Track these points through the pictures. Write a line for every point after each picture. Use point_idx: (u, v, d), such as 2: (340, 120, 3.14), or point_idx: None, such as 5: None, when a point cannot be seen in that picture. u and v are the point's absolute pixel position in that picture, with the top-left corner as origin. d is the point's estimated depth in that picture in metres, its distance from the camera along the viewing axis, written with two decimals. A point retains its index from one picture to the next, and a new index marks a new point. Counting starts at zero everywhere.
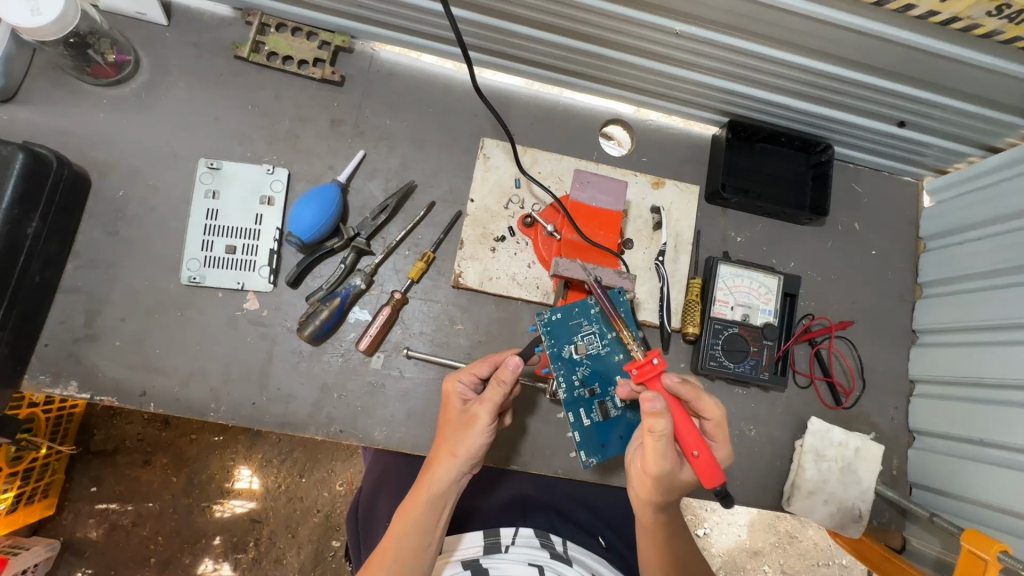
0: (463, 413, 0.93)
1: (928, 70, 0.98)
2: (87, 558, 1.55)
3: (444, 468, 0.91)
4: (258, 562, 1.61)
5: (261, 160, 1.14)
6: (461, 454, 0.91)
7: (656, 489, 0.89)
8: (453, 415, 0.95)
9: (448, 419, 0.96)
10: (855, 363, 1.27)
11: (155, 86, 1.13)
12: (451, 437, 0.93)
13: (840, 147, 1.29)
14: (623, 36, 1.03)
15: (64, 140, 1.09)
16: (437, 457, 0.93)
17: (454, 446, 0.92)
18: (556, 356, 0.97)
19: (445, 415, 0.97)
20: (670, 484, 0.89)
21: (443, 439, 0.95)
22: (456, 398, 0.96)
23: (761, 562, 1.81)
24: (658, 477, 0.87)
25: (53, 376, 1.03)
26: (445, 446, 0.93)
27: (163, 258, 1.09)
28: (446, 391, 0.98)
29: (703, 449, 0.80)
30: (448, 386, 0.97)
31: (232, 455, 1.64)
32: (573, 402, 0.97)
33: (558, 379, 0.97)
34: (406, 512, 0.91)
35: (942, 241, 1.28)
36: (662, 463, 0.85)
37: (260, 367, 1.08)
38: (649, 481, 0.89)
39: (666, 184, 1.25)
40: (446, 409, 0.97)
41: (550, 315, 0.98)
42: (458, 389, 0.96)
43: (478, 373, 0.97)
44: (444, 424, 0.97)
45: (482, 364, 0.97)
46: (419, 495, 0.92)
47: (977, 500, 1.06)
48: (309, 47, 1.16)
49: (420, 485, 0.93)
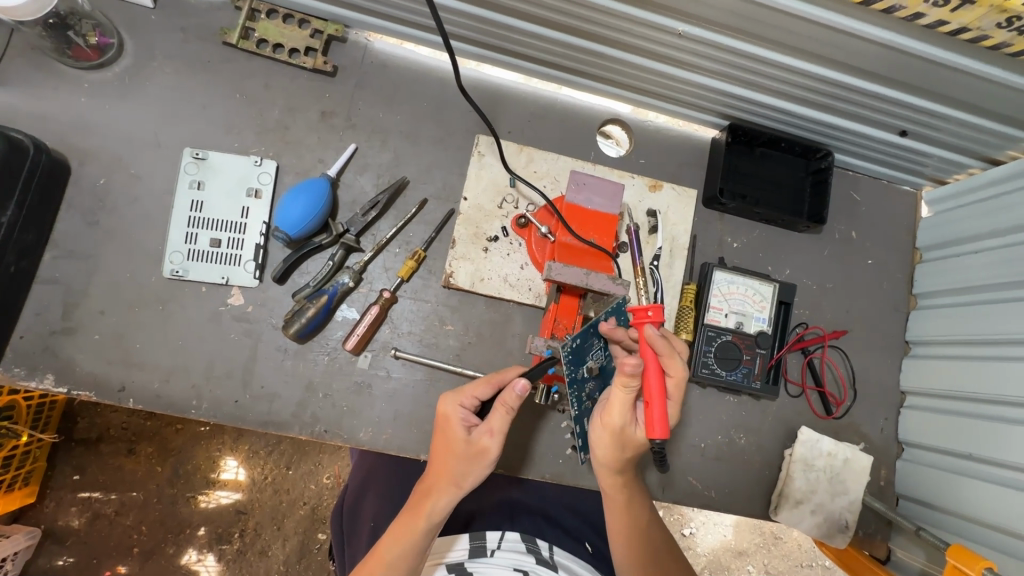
0: (468, 442, 0.89)
1: (933, 80, 0.96)
2: (69, 547, 1.53)
3: (447, 498, 0.89)
4: (242, 553, 1.59)
5: (249, 151, 1.11)
6: (468, 486, 0.89)
7: (614, 445, 0.90)
8: (455, 442, 0.90)
9: (448, 444, 0.91)
10: (847, 373, 1.27)
11: (139, 71, 1.09)
12: (454, 468, 0.89)
13: (840, 154, 1.28)
14: (624, 35, 1.00)
15: (43, 125, 1.05)
16: (439, 487, 0.90)
17: (459, 477, 0.90)
18: (575, 379, 0.91)
19: (443, 439, 0.92)
20: (628, 439, 0.89)
21: (444, 465, 0.91)
22: (459, 424, 0.90)
23: (745, 562, 1.81)
24: (615, 430, 0.87)
25: (28, 369, 1.00)
26: (448, 475, 0.90)
27: (145, 250, 1.06)
28: (447, 416, 0.92)
29: (657, 404, 0.77)
30: (450, 411, 0.92)
31: (218, 446, 1.62)
32: (583, 417, 0.94)
33: (571, 399, 0.92)
34: (398, 535, 0.88)
35: (938, 253, 1.27)
36: (621, 413, 0.86)
37: (244, 365, 1.05)
38: (608, 435, 0.89)
39: (663, 188, 1.23)
40: (444, 433, 0.92)
41: (573, 340, 0.89)
42: (461, 415, 0.91)
43: (480, 396, 0.93)
44: (442, 448, 0.92)
45: (485, 386, 0.93)
46: (418, 523, 0.88)
47: (964, 515, 1.06)
48: (300, 35, 1.12)
49: (418, 512, 0.89)
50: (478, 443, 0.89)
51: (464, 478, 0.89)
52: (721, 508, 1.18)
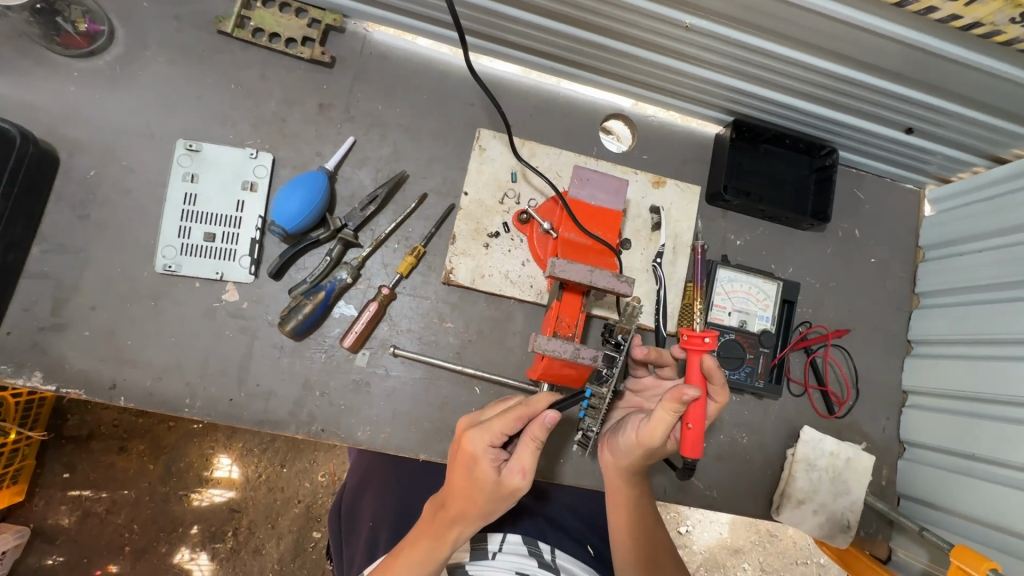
0: (499, 482, 0.82)
1: (942, 76, 0.94)
2: (58, 546, 1.50)
3: (472, 528, 0.86)
4: (236, 552, 1.57)
5: (244, 143, 1.08)
6: (493, 517, 0.86)
7: (640, 456, 0.89)
8: (484, 482, 0.82)
9: (474, 482, 0.83)
10: (849, 372, 1.26)
11: (130, 60, 1.06)
12: (483, 505, 0.83)
13: (844, 151, 1.26)
14: (629, 27, 0.98)
15: (31, 114, 1.02)
16: (464, 521, 0.85)
17: (487, 512, 0.85)
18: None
19: (467, 476, 0.83)
20: (655, 453, 0.88)
21: (469, 504, 0.84)
22: (488, 465, 0.82)
23: (741, 559, 1.81)
24: (649, 447, 0.86)
25: (15, 366, 0.97)
26: (474, 511, 0.84)
27: (137, 244, 1.03)
28: (474, 454, 0.82)
29: (698, 426, 0.81)
30: (477, 450, 0.82)
31: (212, 443, 1.59)
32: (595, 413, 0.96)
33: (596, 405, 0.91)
34: (417, 563, 0.85)
35: (941, 252, 1.27)
36: (662, 437, 0.84)
37: (239, 362, 1.03)
38: (641, 450, 0.87)
39: (667, 184, 1.21)
40: (469, 470, 0.83)
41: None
42: (489, 453, 0.82)
43: (508, 431, 0.83)
44: (466, 486, 0.84)
45: (515, 422, 0.82)
46: (440, 553, 0.86)
47: (967, 515, 1.06)
48: (297, 24, 1.09)
49: (440, 542, 0.86)
50: (510, 484, 0.82)
51: (491, 512, 0.85)
52: (723, 508, 1.17)
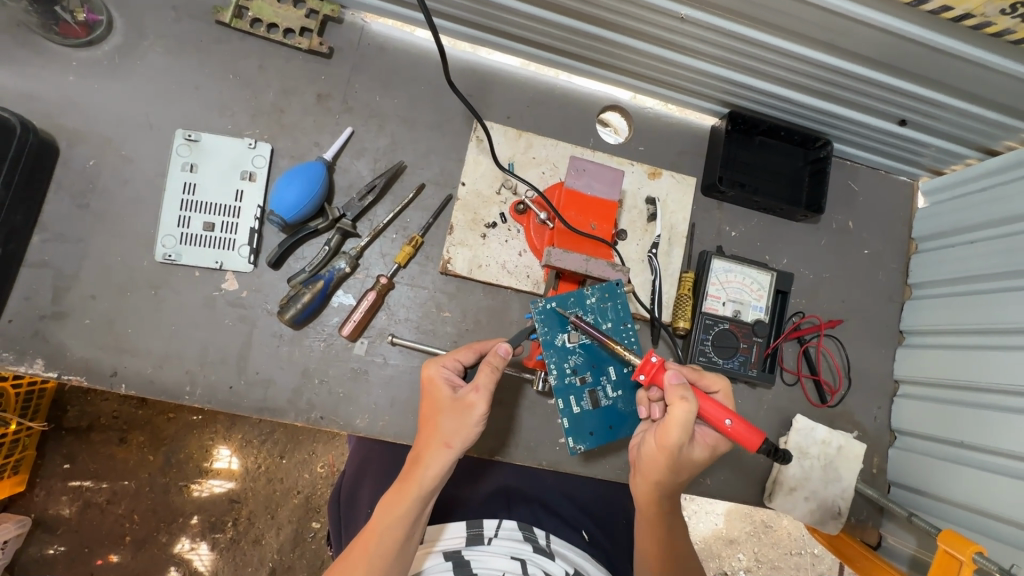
0: (455, 398, 0.88)
1: (937, 68, 0.95)
2: (60, 535, 1.52)
3: (437, 459, 0.87)
4: (236, 542, 1.58)
5: (243, 133, 1.09)
6: (457, 446, 0.87)
7: (669, 468, 0.88)
8: (443, 402, 0.89)
9: (435, 408, 0.90)
10: (841, 361, 1.28)
11: (129, 50, 1.07)
12: (443, 426, 0.88)
13: (839, 143, 1.28)
14: (627, 19, 0.99)
15: (30, 105, 1.03)
16: (428, 450, 0.88)
17: (448, 436, 0.87)
18: (549, 344, 0.94)
19: (430, 405, 0.91)
20: (683, 461, 0.88)
21: (432, 427, 0.89)
22: (444, 384, 0.90)
23: (735, 550, 1.84)
24: (673, 448, 0.85)
25: (17, 355, 0.98)
26: (436, 436, 0.88)
27: (137, 234, 1.04)
28: (431, 379, 0.91)
29: (735, 417, 0.81)
30: (433, 372, 0.91)
31: (212, 435, 1.61)
32: (564, 389, 0.94)
33: (550, 366, 0.94)
34: (391, 505, 0.86)
35: (933, 244, 1.28)
36: (681, 433, 0.83)
37: (238, 351, 1.04)
38: (665, 454, 0.86)
39: (663, 175, 1.22)
40: (430, 398, 0.91)
41: (545, 303, 0.94)
42: (444, 377, 0.91)
43: (463, 360, 0.94)
44: (429, 413, 0.90)
45: (467, 351, 0.94)
46: (408, 490, 0.86)
47: (955, 501, 1.08)
48: (295, 15, 1.09)
49: (409, 479, 0.87)
50: (465, 400, 0.88)
51: (452, 438, 0.87)
52: (717, 495, 1.19)
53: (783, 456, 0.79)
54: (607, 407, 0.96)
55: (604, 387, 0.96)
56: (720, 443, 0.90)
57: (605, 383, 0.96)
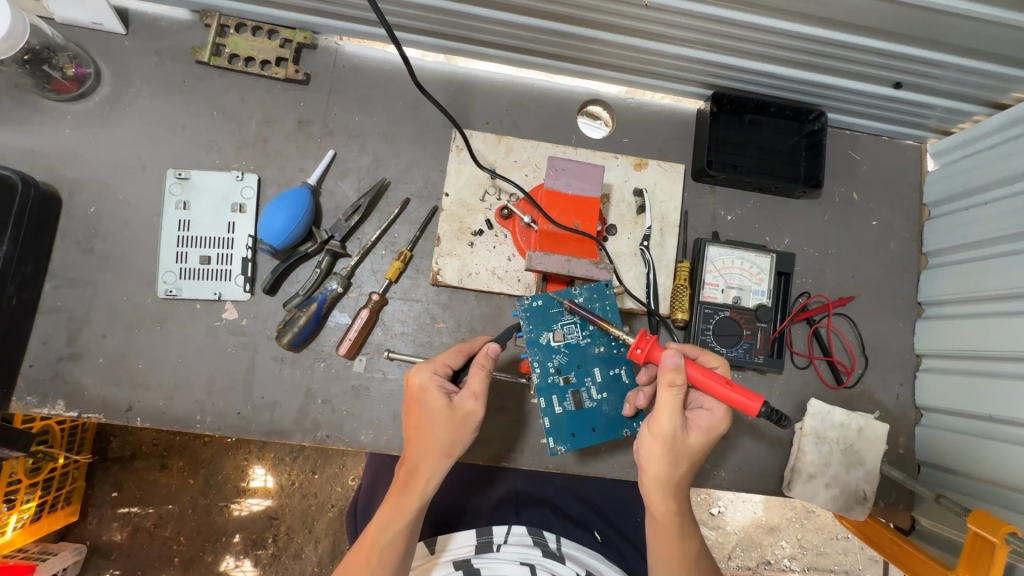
0: (452, 407, 0.87)
1: (924, 25, 0.91)
2: (114, 560, 1.59)
3: (439, 468, 0.88)
4: (278, 557, 1.63)
5: (230, 166, 1.12)
6: (458, 453, 0.88)
7: (668, 461, 0.85)
8: (438, 410, 0.87)
9: (429, 416, 0.88)
10: (855, 340, 1.22)
11: (118, 98, 1.11)
12: (442, 437, 0.87)
13: (835, 113, 1.22)
14: (595, 13, 0.98)
15: (34, 160, 1.09)
16: (429, 462, 0.88)
17: (447, 445, 0.88)
18: (533, 342, 0.94)
19: (421, 412, 0.89)
20: (680, 450, 0.84)
21: (429, 439, 0.88)
22: (437, 392, 0.88)
23: (778, 538, 1.78)
24: (667, 437, 0.83)
25: (41, 397, 1.04)
26: (435, 447, 0.88)
27: (140, 272, 1.09)
28: (422, 386, 0.89)
29: (734, 385, 0.80)
30: (425, 380, 0.89)
31: (246, 455, 1.66)
32: (546, 388, 0.94)
33: (534, 365, 0.94)
34: (392, 518, 0.88)
35: (947, 208, 1.21)
36: (672, 417, 0.82)
37: (242, 376, 1.07)
38: (661, 446, 0.83)
39: (649, 165, 1.20)
40: (422, 405, 0.89)
41: (531, 301, 0.94)
42: (437, 383, 0.89)
43: (452, 364, 0.93)
44: (422, 422, 0.89)
45: (455, 354, 0.93)
46: (411, 502, 0.88)
47: (986, 479, 1.02)
48: (270, 46, 1.12)
49: (411, 490, 0.88)
50: (462, 408, 0.87)
51: (452, 445, 0.88)
52: (734, 487, 1.15)
53: (783, 420, 0.79)
54: (592, 409, 0.95)
55: (589, 388, 0.95)
56: (717, 425, 0.86)
57: (590, 385, 0.95)
